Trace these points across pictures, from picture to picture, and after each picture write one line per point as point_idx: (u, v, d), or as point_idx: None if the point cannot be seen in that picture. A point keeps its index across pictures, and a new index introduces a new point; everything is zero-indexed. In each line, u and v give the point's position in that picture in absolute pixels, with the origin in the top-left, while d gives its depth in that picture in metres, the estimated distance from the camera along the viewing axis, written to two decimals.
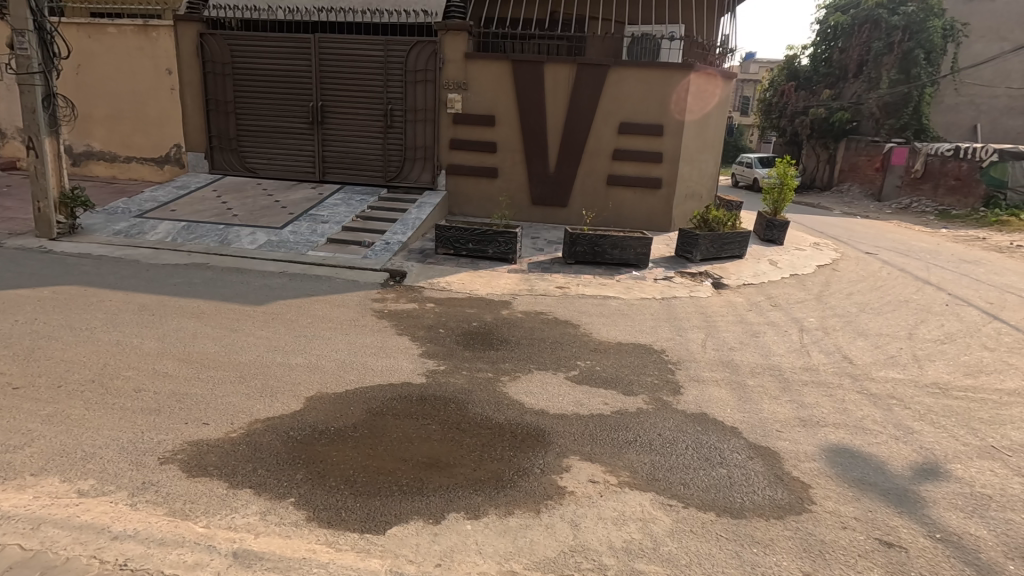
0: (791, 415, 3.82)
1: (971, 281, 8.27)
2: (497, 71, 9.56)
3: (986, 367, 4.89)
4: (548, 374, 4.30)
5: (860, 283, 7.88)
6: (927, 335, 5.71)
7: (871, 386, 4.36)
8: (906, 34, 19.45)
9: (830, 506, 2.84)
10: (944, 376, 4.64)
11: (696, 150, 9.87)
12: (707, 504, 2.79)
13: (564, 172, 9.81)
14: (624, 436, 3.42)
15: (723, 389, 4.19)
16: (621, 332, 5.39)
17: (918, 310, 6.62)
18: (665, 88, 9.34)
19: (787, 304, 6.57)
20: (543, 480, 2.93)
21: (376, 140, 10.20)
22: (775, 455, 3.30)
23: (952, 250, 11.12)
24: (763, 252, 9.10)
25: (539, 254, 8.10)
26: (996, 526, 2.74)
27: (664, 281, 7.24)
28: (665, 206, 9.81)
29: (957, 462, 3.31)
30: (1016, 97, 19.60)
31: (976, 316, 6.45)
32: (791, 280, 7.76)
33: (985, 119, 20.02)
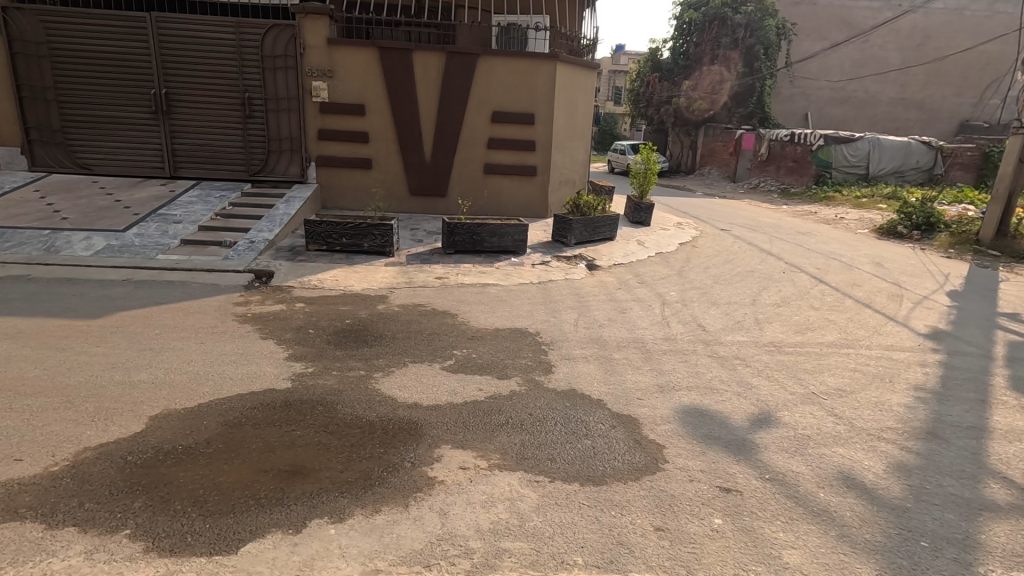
0: (650, 382, 4.12)
1: (804, 251, 9.44)
2: (364, 58, 9.20)
3: (812, 324, 5.61)
4: (423, 366, 4.26)
5: (715, 257, 8.67)
6: (768, 300, 6.44)
7: (719, 350, 4.83)
8: (747, 31, 21.62)
9: (680, 463, 3.10)
10: (779, 335, 5.26)
11: (567, 138, 10.24)
12: (572, 475, 2.93)
13: (441, 161, 9.74)
14: (496, 420, 3.49)
15: (592, 364, 4.43)
16: (499, 317, 5.48)
17: (760, 278, 7.42)
18: (534, 78, 9.54)
19: (653, 281, 7.06)
20: (413, 474, 2.89)
21: (235, 131, 9.42)
22: (634, 421, 3.54)
23: (790, 224, 12.61)
24: (632, 234, 9.71)
25: (417, 246, 7.98)
26: (813, 461, 3.17)
27: (541, 266, 7.46)
28: (541, 193, 10.10)
29: (785, 410, 3.77)
30: (836, 89, 22.66)
31: (806, 281, 7.38)
32: (656, 258, 8.36)
33: (814, 108, 22.91)
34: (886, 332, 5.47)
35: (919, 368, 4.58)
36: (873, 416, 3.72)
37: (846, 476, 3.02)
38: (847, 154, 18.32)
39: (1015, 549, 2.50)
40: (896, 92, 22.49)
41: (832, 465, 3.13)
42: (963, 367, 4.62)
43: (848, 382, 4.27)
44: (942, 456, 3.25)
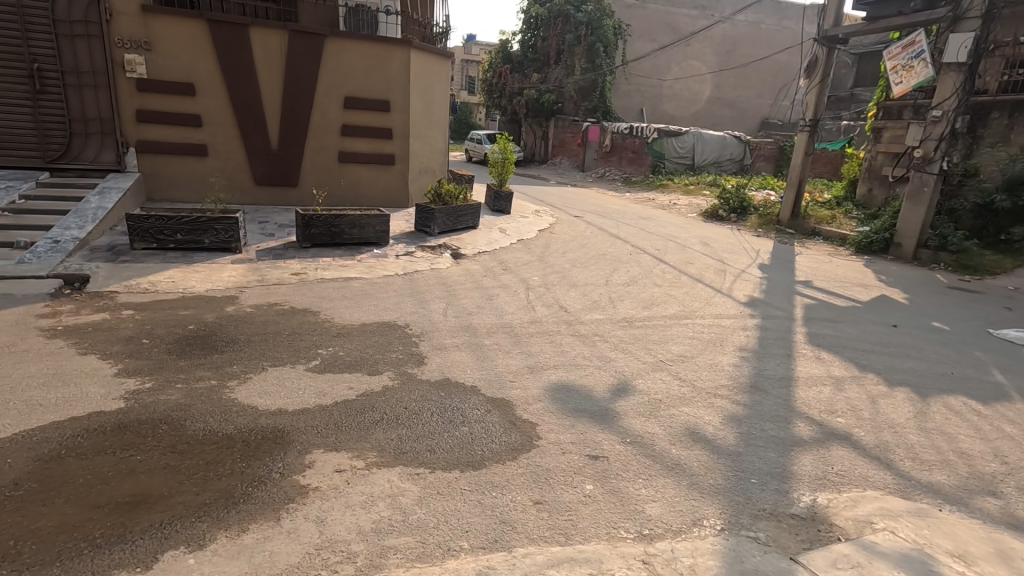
0: (520, 364, 4.29)
1: (646, 234, 10.41)
2: (189, 30, 8.25)
3: (656, 300, 6.24)
4: (285, 368, 3.97)
5: (571, 242, 9.21)
6: (619, 280, 7.01)
7: (580, 329, 5.16)
8: (588, 29, 22.82)
9: (552, 438, 3.28)
10: (630, 311, 5.78)
11: (425, 127, 10.09)
12: (453, 463, 2.96)
13: (290, 148, 9.08)
14: (370, 417, 3.38)
15: (463, 352, 4.48)
16: (364, 312, 5.28)
17: (611, 260, 8.05)
18: (387, 64, 9.23)
19: (516, 267, 7.29)
20: (283, 484, 2.70)
21: (22, 110, 7.79)
22: (508, 403, 3.67)
23: (633, 210, 13.83)
24: (494, 222, 9.93)
25: (268, 240, 7.37)
26: (664, 421, 3.55)
27: (406, 256, 7.32)
28: (401, 182, 9.88)
29: (639, 378, 4.17)
30: (665, 87, 25.18)
31: (650, 261, 8.16)
32: (518, 245, 8.65)
33: (648, 104, 25.28)
34: (715, 302, 6.28)
35: (741, 331, 5.34)
36: (709, 376, 4.27)
37: (691, 431, 3.44)
38: (676, 146, 20.51)
39: (818, 473, 3.05)
40: (712, 92, 25.62)
41: (680, 423, 3.53)
42: (773, 328, 5.48)
43: (688, 348, 4.84)
44: (763, 405, 3.84)
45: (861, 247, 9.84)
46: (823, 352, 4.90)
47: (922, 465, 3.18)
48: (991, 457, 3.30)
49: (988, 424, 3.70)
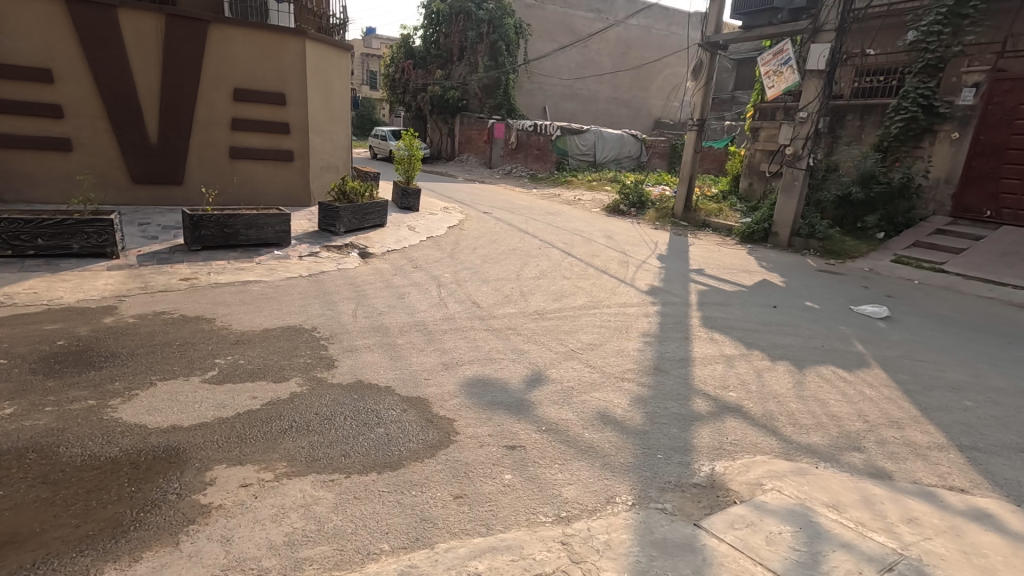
0: (435, 362, 4.26)
1: (554, 228, 10.70)
2: (44, 9, 7.35)
3: (565, 292, 6.45)
4: (178, 382, 3.66)
5: (482, 238, 9.26)
6: (529, 274, 7.16)
7: (493, 323, 5.21)
8: (490, 27, 22.90)
9: (469, 432, 3.30)
10: (541, 304, 5.92)
11: (326, 122, 9.66)
12: (369, 466, 2.89)
13: (172, 143, 8.34)
14: (278, 426, 3.21)
15: (376, 352, 4.37)
16: (266, 317, 4.98)
17: (521, 255, 8.20)
18: (280, 55, 8.75)
19: (427, 265, 7.21)
20: (180, 505, 2.50)
21: None
22: (424, 401, 3.63)
23: (541, 206, 14.17)
24: (402, 220, 9.75)
25: (151, 243, 6.73)
26: (577, 407, 3.69)
27: (310, 257, 6.99)
28: (301, 180, 9.42)
29: (552, 368, 4.29)
30: (566, 86, 25.96)
31: (558, 254, 8.41)
32: (428, 242, 8.55)
33: (551, 102, 25.89)
34: (620, 292, 6.60)
35: (644, 318, 5.66)
36: (617, 361, 4.49)
37: (602, 415, 3.61)
38: (578, 144, 21.20)
39: (714, 444, 3.32)
40: (610, 92, 26.79)
41: (592, 408, 3.69)
42: (672, 313, 5.87)
43: (597, 336, 5.05)
44: (665, 384, 4.11)
45: (745, 237, 10.76)
46: (715, 333, 5.33)
47: (801, 429, 3.55)
48: (855, 417, 3.76)
49: (852, 389, 4.21)
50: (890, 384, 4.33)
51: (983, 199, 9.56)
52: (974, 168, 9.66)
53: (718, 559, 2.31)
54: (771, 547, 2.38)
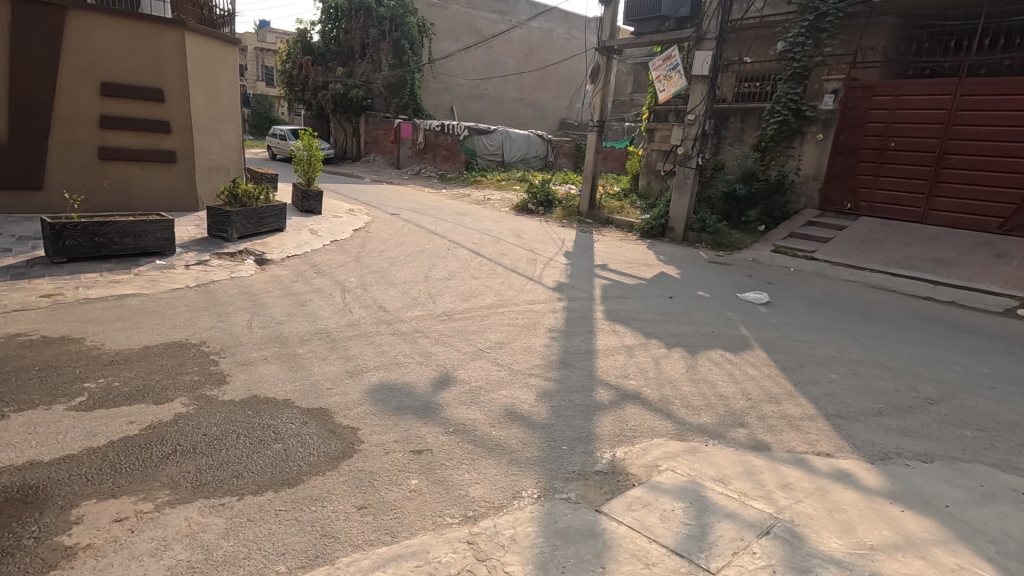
0: (339, 370, 4.12)
1: (463, 228, 10.68)
2: None
3: (474, 292, 6.46)
4: (39, 411, 3.26)
5: (389, 240, 9.06)
6: (438, 275, 7.10)
7: (401, 327, 5.12)
8: (392, 25, 22.47)
9: (374, 440, 3.22)
10: (450, 305, 5.90)
11: (212, 120, 9.09)
12: (265, 485, 2.73)
13: (27, 143, 7.42)
14: (160, 451, 2.95)
15: (274, 364, 4.14)
16: (147, 333, 4.56)
17: (429, 257, 8.11)
18: (155, 48, 8.18)
19: (331, 270, 6.94)
20: (40, 550, 2.23)
21: None
22: (325, 412, 3.49)
23: (450, 206, 14.11)
24: (303, 223, 9.32)
25: (4, 257, 5.94)
26: (485, 406, 3.71)
27: (199, 266, 6.50)
28: (187, 182, 8.84)
29: (461, 368, 4.29)
30: (472, 87, 26.00)
31: (467, 255, 8.40)
32: (332, 246, 8.23)
33: (458, 102, 25.83)
34: (528, 289, 6.73)
35: (551, 314, 5.81)
36: (524, 358, 4.58)
37: (509, 411, 3.66)
38: (486, 143, 21.26)
39: (615, 431, 3.47)
40: (516, 93, 27.17)
41: (499, 405, 3.73)
42: (577, 308, 6.06)
43: (505, 335, 5.11)
44: (570, 377, 4.26)
45: (645, 233, 11.35)
46: (617, 325, 5.58)
47: (693, 410, 3.81)
48: (739, 395, 4.10)
49: (738, 370, 4.58)
50: (769, 363, 4.76)
51: (844, 193, 10.75)
52: (836, 166, 10.82)
53: (618, 541, 2.42)
54: (665, 524, 2.53)
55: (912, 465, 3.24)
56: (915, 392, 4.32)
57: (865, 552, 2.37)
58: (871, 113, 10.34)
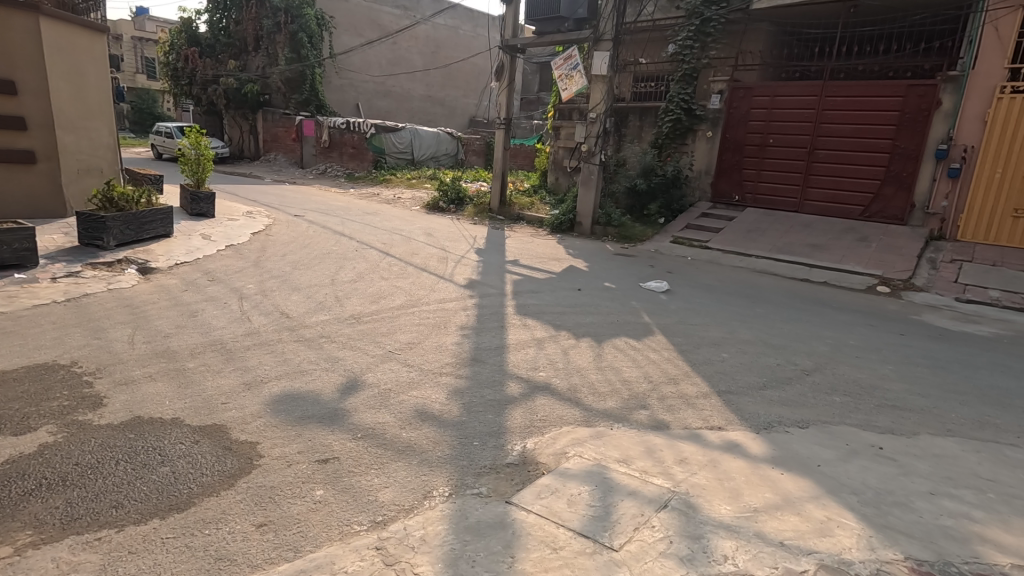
0: (236, 382, 3.87)
1: (372, 229, 10.39)
2: None
3: (383, 293, 6.31)
4: None
5: (292, 243, 8.62)
6: (345, 278, 6.86)
7: (304, 333, 4.89)
8: (288, 16, 21.35)
9: (275, 453, 3.06)
10: (357, 307, 5.72)
11: (79, 115, 8.20)
12: (149, 513, 2.52)
13: None
14: (22, 487, 2.63)
15: (160, 381, 3.81)
16: (4, 356, 4.04)
17: (335, 259, 7.81)
18: (2, 33, 7.26)
19: (226, 276, 6.50)
20: None
21: None
22: (220, 428, 3.27)
23: (359, 206, 13.68)
24: (194, 228, 8.66)
25: None
26: (395, 409, 3.64)
27: (68, 278, 5.85)
28: (49, 186, 7.93)
29: (369, 372, 4.18)
30: (378, 83, 25.34)
31: (376, 256, 8.19)
32: (228, 251, 7.70)
33: (363, 99, 25.07)
34: (439, 288, 6.67)
35: (462, 311, 5.81)
36: (434, 357, 4.54)
37: (420, 412, 3.62)
38: (394, 141, 20.86)
39: (526, 423, 3.54)
40: (424, 90, 26.79)
41: (410, 407, 3.68)
42: (489, 305, 6.10)
43: (415, 335, 5.04)
44: (481, 373, 4.28)
45: (554, 228, 11.63)
46: (528, 319, 5.69)
47: (599, 396, 3.97)
48: (642, 379, 4.33)
49: (640, 355, 4.83)
50: (668, 347, 5.06)
51: (732, 186, 11.63)
52: (725, 161, 11.68)
53: (526, 530, 2.47)
54: (572, 508, 2.62)
55: (791, 432, 3.57)
56: (793, 365, 4.78)
57: (749, 514, 2.58)
58: (753, 112, 11.25)
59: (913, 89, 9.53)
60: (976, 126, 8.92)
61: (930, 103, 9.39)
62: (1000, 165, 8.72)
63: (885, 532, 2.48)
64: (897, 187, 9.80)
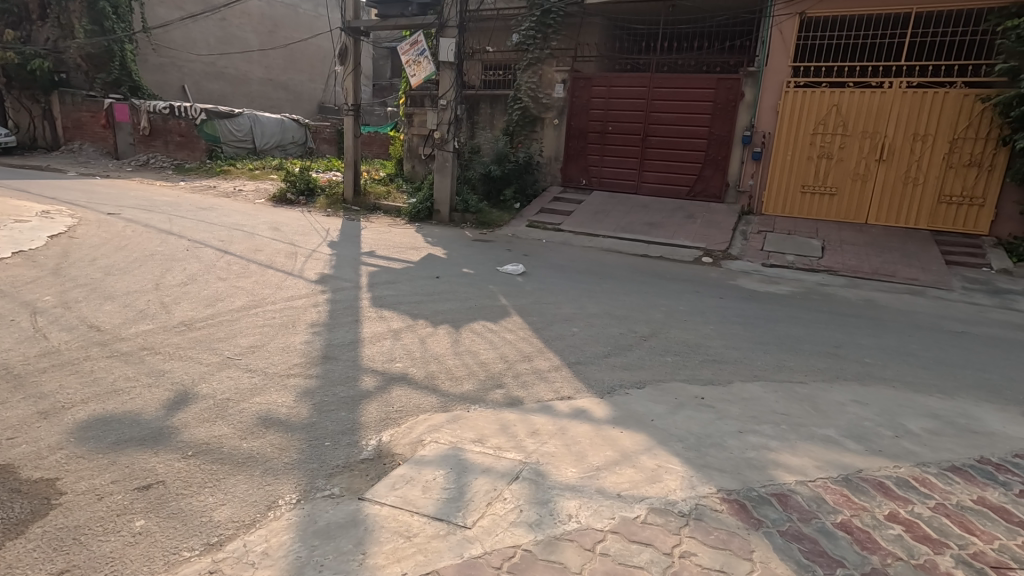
0: (28, 413, 3.27)
1: (206, 225, 9.36)
2: None
3: (221, 295, 5.73)
4: None
5: (104, 245, 7.46)
6: (173, 281, 6.11)
7: (120, 347, 4.27)
8: None
9: (82, 487, 2.64)
10: (188, 313, 5.12)
11: None
12: None
13: None
14: None
15: None
16: None
17: (161, 261, 6.91)
18: None
19: (14, 289, 5.45)
20: None
21: None
22: (4, 470, 2.75)
23: (190, 200, 12.25)
24: None
25: None
26: (233, 419, 3.33)
27: None
28: None
29: (203, 383, 3.77)
30: (207, 63, 22.79)
31: (212, 255, 7.40)
32: (15, 259, 6.44)
33: (190, 81, 22.43)
34: (286, 286, 6.23)
35: (313, 308, 5.49)
36: (281, 359, 4.24)
37: (263, 418, 3.36)
38: (231, 129, 18.99)
39: (381, 416, 3.45)
40: (263, 72, 24.53)
41: (250, 414, 3.40)
42: (342, 299, 5.84)
43: (259, 337, 4.66)
44: (333, 370, 4.09)
45: (412, 217, 11.45)
46: (384, 310, 5.55)
47: (456, 380, 4.02)
48: (498, 359, 4.45)
49: (498, 337, 4.95)
50: (524, 326, 5.26)
51: (579, 171, 12.34)
52: (571, 148, 12.35)
53: (379, 524, 2.42)
54: (426, 494, 2.62)
55: (630, 393, 3.92)
56: (634, 332, 5.24)
57: (592, 473, 2.79)
58: (593, 101, 11.98)
59: (722, 82, 10.84)
60: (771, 115, 10.41)
61: (736, 95, 10.75)
62: (790, 150, 10.30)
63: (703, 470, 2.83)
64: (714, 169, 11.12)
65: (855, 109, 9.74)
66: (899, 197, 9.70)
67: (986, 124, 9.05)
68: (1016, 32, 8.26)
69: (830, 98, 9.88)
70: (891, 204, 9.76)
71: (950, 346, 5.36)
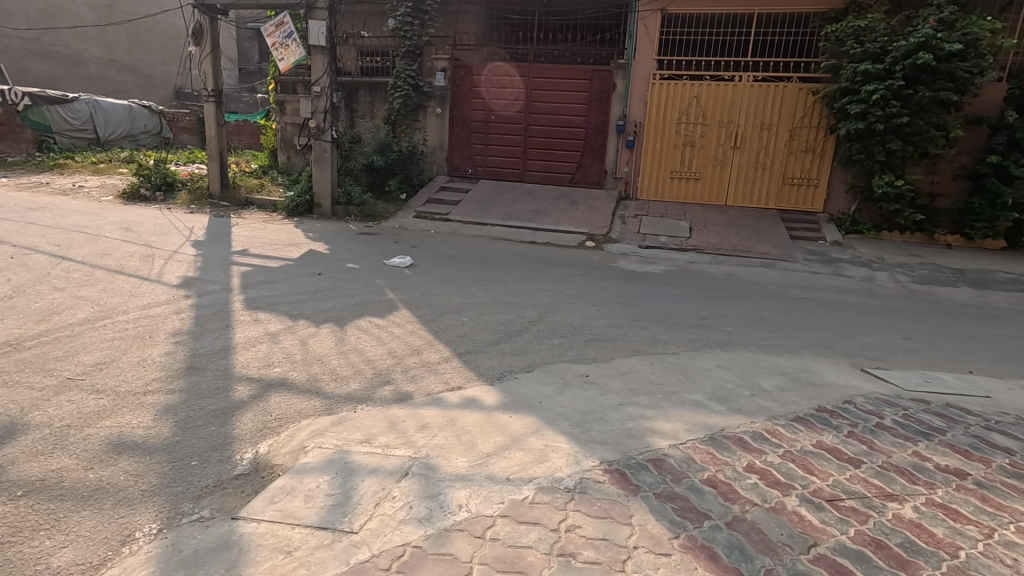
0: None
1: (36, 228, 8.08)
2: None
3: (57, 308, 4.97)
4: None
5: None
6: None
7: None
8: None
9: None
10: (14, 332, 4.39)
11: None
12: None
13: None
14: None
15: None
16: None
17: None
18: None
19: None
20: None
21: None
22: None
23: (15, 199, 10.48)
24: None
25: None
26: (75, 448, 2.92)
27: None
28: None
29: (35, 410, 3.26)
30: (29, 40, 19.37)
31: (44, 262, 6.39)
32: None
33: (8, 60, 18.89)
34: (141, 292, 5.56)
35: (175, 315, 4.96)
36: (135, 375, 3.78)
37: (114, 443, 2.98)
38: (65, 115, 16.51)
39: (257, 427, 3.21)
40: (102, 52, 21.57)
41: (98, 441, 2.99)
42: (210, 303, 5.34)
43: (108, 352, 4.12)
44: (200, 383, 3.72)
45: (290, 211, 10.71)
46: (260, 312, 5.15)
47: (341, 380, 3.85)
48: (386, 355, 4.32)
49: (386, 332, 4.81)
50: (413, 319, 5.16)
51: (464, 161, 12.32)
52: (455, 137, 12.28)
53: (255, 543, 2.25)
54: (308, 503, 2.48)
55: (519, 377, 4.00)
56: (522, 318, 5.35)
57: (482, 461, 2.80)
58: (475, 90, 11.99)
59: (597, 73, 11.32)
60: (641, 106, 11.07)
61: (609, 86, 11.27)
62: (659, 138, 11.05)
63: (587, 445, 2.96)
64: (593, 157, 11.62)
65: (713, 101, 10.65)
66: (751, 181, 10.80)
67: (817, 114, 10.30)
68: (835, 35, 9.42)
69: (691, 90, 10.71)
70: (745, 187, 10.84)
71: (796, 311, 6.08)
